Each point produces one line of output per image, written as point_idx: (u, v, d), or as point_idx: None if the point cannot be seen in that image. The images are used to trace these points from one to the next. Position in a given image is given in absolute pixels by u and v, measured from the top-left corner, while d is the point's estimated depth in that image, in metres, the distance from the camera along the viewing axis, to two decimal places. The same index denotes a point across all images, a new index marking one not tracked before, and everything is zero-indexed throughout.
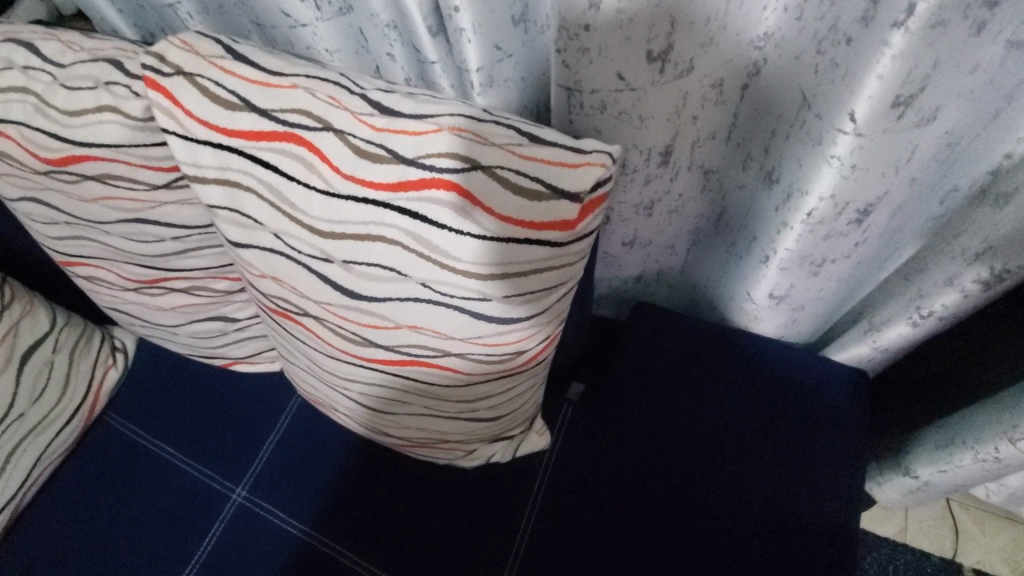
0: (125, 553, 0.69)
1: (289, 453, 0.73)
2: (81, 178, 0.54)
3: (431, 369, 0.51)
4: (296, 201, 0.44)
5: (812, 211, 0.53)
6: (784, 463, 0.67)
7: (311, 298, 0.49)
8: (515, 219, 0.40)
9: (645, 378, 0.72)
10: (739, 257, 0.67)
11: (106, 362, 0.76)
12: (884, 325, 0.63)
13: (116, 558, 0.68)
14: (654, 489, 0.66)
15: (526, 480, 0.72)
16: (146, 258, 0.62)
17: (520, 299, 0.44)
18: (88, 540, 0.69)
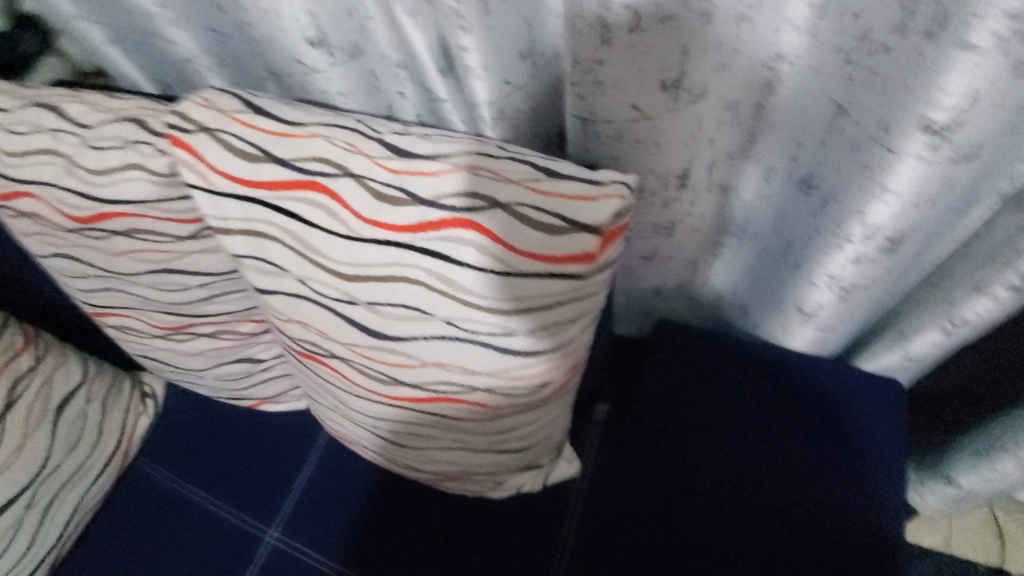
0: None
1: (319, 492, 0.73)
2: (110, 234, 0.55)
3: (459, 404, 0.51)
4: (319, 247, 0.45)
5: (842, 225, 0.51)
6: (817, 498, 0.65)
7: (337, 341, 0.49)
8: (536, 254, 0.40)
9: (669, 408, 0.70)
10: (770, 267, 0.66)
11: (137, 408, 0.77)
12: (918, 332, 0.61)
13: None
14: (686, 517, 0.65)
15: (556, 509, 0.71)
16: (173, 306, 0.63)
17: (545, 331, 0.44)
18: None
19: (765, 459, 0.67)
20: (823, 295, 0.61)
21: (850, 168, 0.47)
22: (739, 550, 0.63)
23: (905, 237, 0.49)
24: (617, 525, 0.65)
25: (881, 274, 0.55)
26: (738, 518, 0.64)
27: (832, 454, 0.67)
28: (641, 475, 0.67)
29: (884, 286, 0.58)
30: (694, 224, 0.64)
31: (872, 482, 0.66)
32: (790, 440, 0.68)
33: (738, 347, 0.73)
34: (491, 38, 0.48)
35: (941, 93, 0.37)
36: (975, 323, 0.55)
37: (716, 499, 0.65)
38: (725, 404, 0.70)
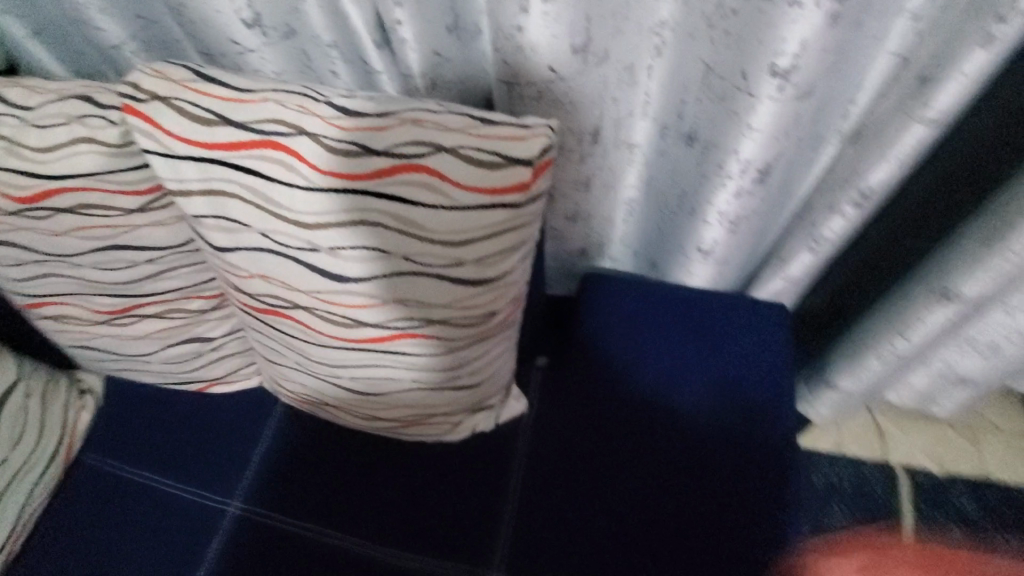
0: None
1: (280, 457, 0.73)
2: (56, 211, 0.56)
3: (419, 340, 0.56)
4: (279, 199, 0.49)
5: (722, 163, 0.63)
6: (736, 444, 0.73)
7: (299, 289, 0.53)
8: (480, 188, 0.46)
9: (602, 356, 0.79)
10: (673, 216, 0.77)
11: (78, 403, 0.77)
12: (792, 255, 0.74)
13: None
14: (622, 436, 0.74)
15: (510, 444, 0.75)
16: (117, 286, 0.65)
17: (488, 261, 0.50)
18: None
19: (690, 404, 0.75)
20: (715, 230, 0.72)
21: (721, 116, 0.59)
22: (670, 496, 0.70)
23: (770, 165, 0.61)
24: (564, 477, 0.72)
25: (756, 205, 0.67)
26: (669, 465, 0.72)
27: (746, 395, 0.76)
28: (585, 429, 0.74)
29: (761, 217, 0.70)
30: (608, 178, 0.74)
31: (779, 403, 0.75)
32: (710, 388, 0.76)
33: (661, 303, 0.83)
34: (422, 10, 0.54)
35: (780, 42, 0.49)
36: (833, 239, 0.68)
37: (649, 447, 0.73)
38: (656, 354, 0.79)
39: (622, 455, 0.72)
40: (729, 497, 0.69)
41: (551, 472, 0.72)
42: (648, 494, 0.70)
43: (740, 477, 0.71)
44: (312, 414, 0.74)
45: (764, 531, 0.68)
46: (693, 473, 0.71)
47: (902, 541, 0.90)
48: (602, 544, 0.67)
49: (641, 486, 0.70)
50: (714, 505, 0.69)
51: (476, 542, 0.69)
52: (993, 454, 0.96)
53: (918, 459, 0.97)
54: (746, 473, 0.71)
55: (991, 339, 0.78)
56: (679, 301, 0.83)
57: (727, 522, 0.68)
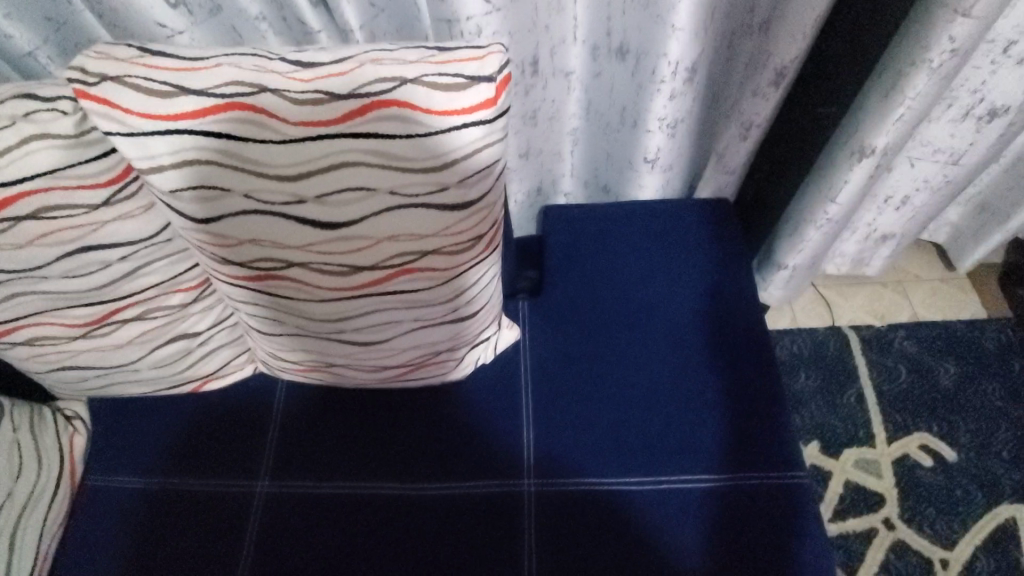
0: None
1: (294, 431, 0.74)
2: (14, 221, 0.54)
3: (416, 275, 0.59)
4: (256, 157, 0.50)
5: (655, 69, 0.69)
6: (711, 323, 0.81)
7: (292, 246, 0.55)
8: (450, 111, 0.49)
9: (576, 275, 0.85)
10: (618, 133, 0.83)
11: (68, 429, 0.74)
12: (728, 148, 0.82)
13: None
14: (611, 339, 0.80)
15: (513, 369, 0.79)
16: (91, 293, 0.63)
17: (471, 181, 0.53)
18: None
19: (663, 298, 0.83)
20: (657, 138, 0.79)
21: (647, 24, 0.65)
22: (663, 380, 0.77)
23: (697, 64, 0.69)
24: (568, 385, 0.77)
25: (688, 104, 0.75)
26: (656, 356, 0.79)
27: (710, 280, 0.84)
28: (576, 341, 0.80)
29: (692, 116, 0.78)
30: (552, 111, 0.80)
31: (741, 282, 0.84)
32: (678, 281, 0.84)
33: (619, 217, 0.89)
34: None
35: None
36: (759, 123, 0.77)
37: (637, 343, 0.80)
38: (624, 263, 0.85)
39: (615, 355, 0.79)
40: (713, 369, 0.78)
41: (556, 385, 0.77)
42: (645, 383, 0.77)
43: (719, 351, 0.79)
44: (319, 382, 0.75)
45: (750, 391, 0.76)
46: (678, 356, 0.79)
47: (862, 387, 1.03)
48: (615, 432, 0.74)
49: (636, 378, 0.77)
50: (702, 378, 0.77)
51: (504, 457, 0.72)
52: (919, 299, 1.12)
53: (861, 317, 1.11)
54: (724, 345, 0.79)
55: (903, 194, 0.92)
56: (635, 212, 0.89)
57: (715, 389, 0.76)
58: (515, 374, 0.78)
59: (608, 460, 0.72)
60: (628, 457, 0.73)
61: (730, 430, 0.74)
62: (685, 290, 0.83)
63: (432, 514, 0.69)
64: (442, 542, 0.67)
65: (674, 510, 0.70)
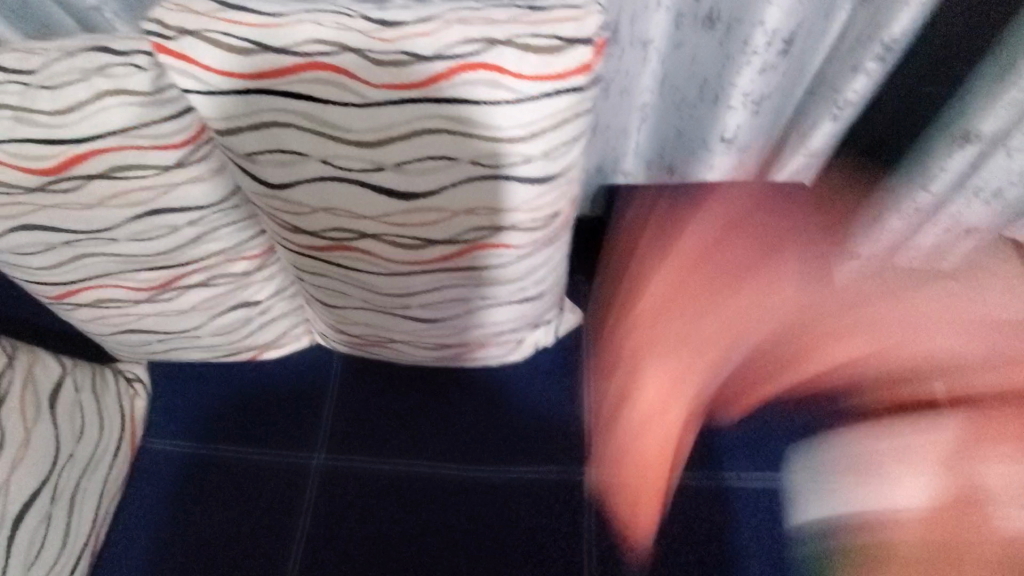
0: (233, 555, 0.68)
1: (351, 402, 0.74)
2: (86, 179, 0.53)
3: (489, 252, 0.56)
4: (335, 120, 0.47)
5: (747, 38, 0.66)
6: (784, 315, 0.76)
7: (365, 216, 0.53)
8: (542, 77, 0.46)
9: (642, 259, 0.81)
10: (694, 109, 0.79)
11: (128, 392, 0.74)
12: (816, 127, 0.78)
13: (223, 561, 0.67)
14: (678, 329, 0.76)
15: (574, 351, 0.77)
16: (157, 257, 0.62)
17: (556, 153, 0.50)
18: (184, 548, 0.68)
19: (735, 290, 0.78)
20: (738, 115, 0.78)
21: None
22: (733, 375, 0.73)
23: (795, 35, 0.66)
24: (631, 374, 0.74)
25: (777, 80, 0.72)
26: (725, 347, 0.75)
27: (786, 272, 0.79)
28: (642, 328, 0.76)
29: (779, 92, 0.74)
30: (624, 84, 0.76)
31: (818, 274, 0.79)
32: (752, 271, 0.79)
33: (688, 199, 0.84)
34: None
35: None
36: (855, 101, 0.73)
37: (706, 335, 0.76)
38: (693, 249, 0.81)
39: (682, 347, 0.75)
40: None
41: (619, 374, 0.74)
42: (712, 377, 0.74)
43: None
44: (376, 357, 0.73)
45: (826, 390, 0.72)
46: (749, 351, 0.75)
47: None
48: (679, 426, 0.71)
49: (703, 371, 0.74)
50: (774, 375, 0.73)
51: (563, 444, 0.70)
52: None
53: None
54: None
55: (997, 185, 0.85)
56: (706, 194, 0.84)
57: (788, 388, 0.73)
58: (578, 359, 0.76)
59: (670, 454, 0.70)
60: (692, 453, 0.70)
61: (801, 431, 0.70)
62: (758, 280, 0.78)
63: (490, 499, 0.67)
64: (499, 528, 0.66)
65: (737, 509, 0.67)
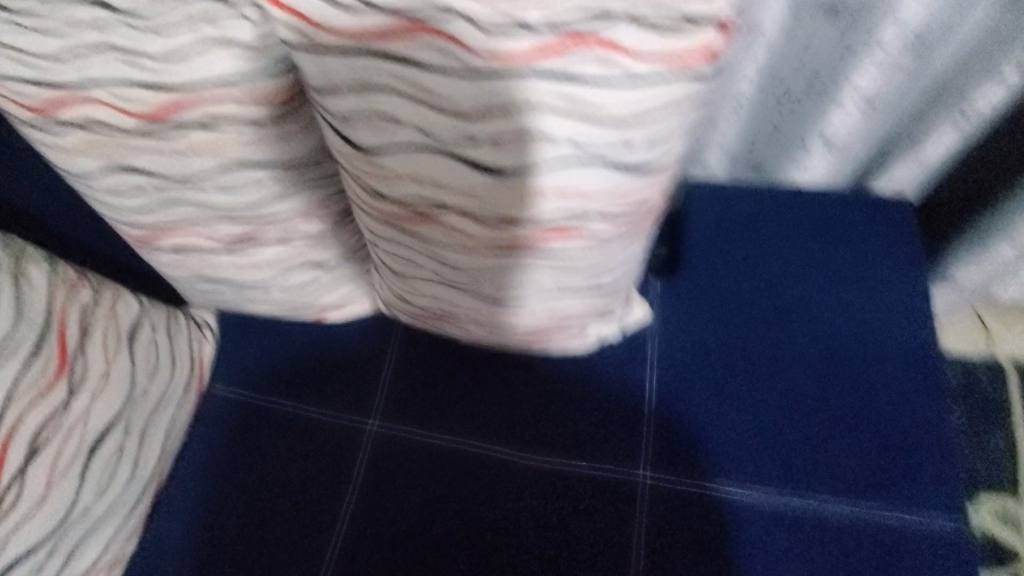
0: (286, 505, 0.70)
1: (409, 373, 0.75)
2: (183, 126, 0.54)
3: (573, 236, 0.55)
4: (434, 86, 0.45)
5: (878, 30, 0.63)
6: (871, 335, 0.72)
7: (451, 187, 0.51)
8: (660, 58, 0.41)
9: (720, 261, 0.78)
10: (800, 107, 0.75)
11: (199, 336, 0.76)
12: (935, 138, 0.75)
13: (278, 511, 0.70)
14: (753, 338, 0.73)
15: (641, 350, 0.73)
16: (240, 210, 0.62)
17: (659, 141, 0.47)
18: (241, 492, 0.71)
19: (817, 303, 0.74)
20: (848, 116, 0.74)
21: None
22: (808, 393, 0.70)
23: (929, 35, 0.63)
24: (693, 377, 0.72)
25: (899, 84, 0.69)
26: (803, 361, 0.72)
27: (870, 291, 0.75)
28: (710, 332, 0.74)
29: (902, 100, 0.71)
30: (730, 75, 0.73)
31: (912, 296, 0.74)
32: (837, 286, 0.75)
33: (772, 203, 0.80)
34: None
35: None
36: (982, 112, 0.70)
37: (781, 347, 0.73)
38: (775, 256, 0.77)
39: (756, 355, 0.72)
40: (860, 391, 0.70)
41: (687, 377, 0.72)
42: (781, 391, 0.70)
43: (870, 372, 0.71)
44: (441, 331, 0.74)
45: (909, 419, 0.68)
46: (828, 371, 0.71)
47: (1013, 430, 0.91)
48: (739, 437, 0.69)
49: (777, 384, 0.71)
50: (846, 398, 0.70)
51: (617, 440, 0.69)
52: None
53: None
54: (884, 362, 0.71)
55: None
56: (795, 200, 0.80)
57: (859, 412, 0.69)
58: (644, 357, 0.73)
59: (726, 464, 0.68)
60: (757, 469, 0.67)
61: (872, 460, 0.67)
62: (844, 296, 0.74)
63: (537, 486, 0.67)
64: (543, 515, 0.66)
65: (791, 530, 0.65)
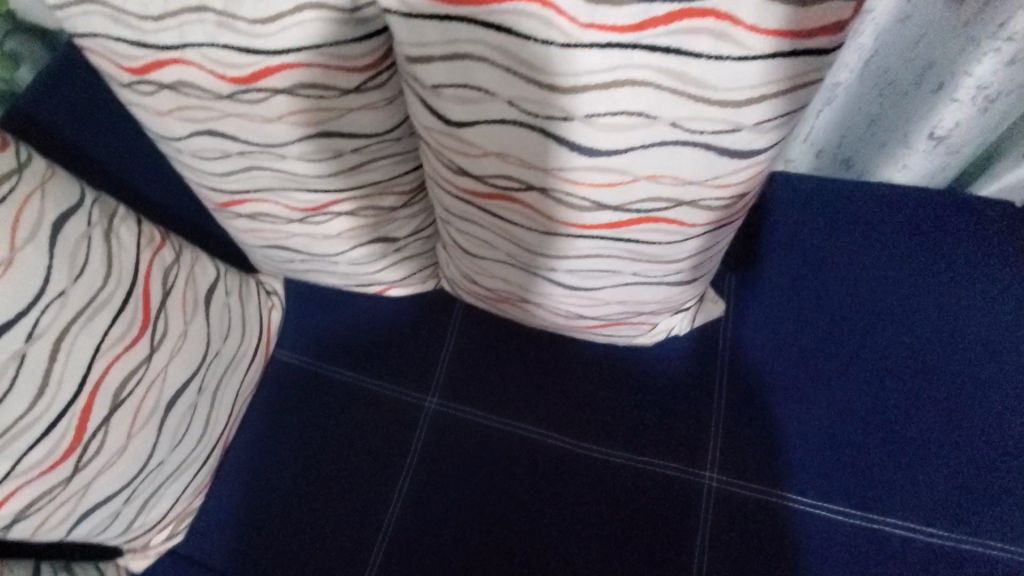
0: (343, 474, 0.72)
1: (469, 354, 0.76)
2: (271, 92, 0.53)
3: (661, 225, 0.52)
4: (532, 59, 0.42)
5: (1006, 22, 0.59)
6: (959, 351, 0.69)
7: (539, 167, 0.49)
8: (781, 33, 0.38)
9: (798, 267, 0.76)
10: (905, 99, 0.72)
11: (267, 303, 0.77)
12: None
13: (341, 479, 0.72)
14: (829, 347, 0.72)
15: (709, 350, 0.74)
16: (319, 180, 0.63)
17: (769, 127, 0.44)
18: (304, 457, 0.73)
19: (902, 315, 0.72)
20: (961, 110, 0.71)
21: None
22: (887, 408, 0.68)
23: None
24: (763, 381, 0.72)
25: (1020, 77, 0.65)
26: (882, 372, 0.70)
27: (956, 310, 0.71)
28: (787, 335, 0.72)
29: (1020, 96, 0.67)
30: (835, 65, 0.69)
31: (1009, 312, 0.70)
32: (923, 299, 0.72)
33: (858, 206, 0.77)
34: None
35: None
36: None
37: (859, 357, 0.71)
38: (858, 263, 0.75)
39: (831, 363, 0.71)
40: (943, 411, 0.67)
41: (759, 388, 0.71)
42: (850, 402, 0.69)
43: (956, 393, 0.68)
44: (511, 316, 0.74)
45: (996, 439, 0.65)
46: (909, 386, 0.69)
47: None
48: (804, 446, 0.68)
49: (854, 394, 0.69)
50: (928, 415, 0.67)
51: (673, 439, 0.70)
52: None
53: None
54: (974, 379, 0.68)
55: None
56: (883, 204, 0.77)
57: (940, 432, 0.67)
58: (711, 364, 0.73)
59: (789, 470, 0.68)
60: (830, 481, 0.67)
61: (953, 479, 0.65)
62: (931, 311, 0.71)
63: (591, 477, 0.69)
64: (598, 506, 0.68)
65: (852, 544, 0.64)
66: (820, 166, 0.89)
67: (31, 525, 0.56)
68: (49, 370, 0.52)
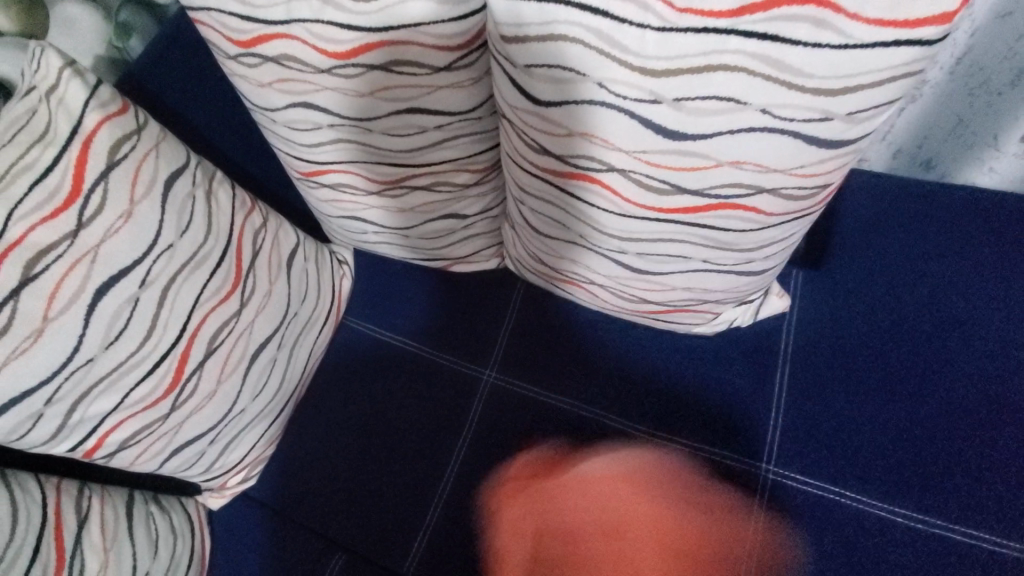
0: (403, 437, 0.76)
1: (528, 330, 0.79)
2: (364, 68, 0.55)
3: (738, 212, 0.53)
4: (625, 42, 0.42)
5: None
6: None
7: (622, 148, 0.50)
8: (887, 22, 0.37)
9: (870, 270, 0.75)
10: (995, 102, 0.70)
11: (339, 271, 0.82)
12: None
13: (401, 440, 0.76)
14: (900, 351, 0.71)
15: (772, 345, 0.75)
16: (400, 155, 0.65)
17: (861, 118, 0.44)
18: (367, 417, 0.78)
19: (978, 320, 0.70)
20: None
21: None
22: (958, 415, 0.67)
23: None
24: (822, 378, 0.72)
25: None
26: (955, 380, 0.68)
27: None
28: None
29: None
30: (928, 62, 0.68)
31: None
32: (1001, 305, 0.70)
33: (942, 213, 0.77)
34: None
35: None
36: None
37: (931, 361, 0.69)
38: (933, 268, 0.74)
39: (901, 366, 0.70)
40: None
41: (820, 384, 0.71)
42: (917, 406, 0.68)
43: None
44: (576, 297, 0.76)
45: None
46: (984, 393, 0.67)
47: None
48: (867, 447, 0.68)
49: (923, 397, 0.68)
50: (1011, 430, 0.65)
51: (725, 428, 0.72)
52: None
53: None
54: None
55: None
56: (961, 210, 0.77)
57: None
58: (770, 361, 0.74)
59: (843, 468, 0.68)
60: (889, 481, 0.66)
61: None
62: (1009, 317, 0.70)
63: (640, 458, 0.71)
64: (650, 487, 0.70)
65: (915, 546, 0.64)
66: (900, 165, 0.88)
67: (132, 454, 0.62)
68: (156, 317, 0.58)
